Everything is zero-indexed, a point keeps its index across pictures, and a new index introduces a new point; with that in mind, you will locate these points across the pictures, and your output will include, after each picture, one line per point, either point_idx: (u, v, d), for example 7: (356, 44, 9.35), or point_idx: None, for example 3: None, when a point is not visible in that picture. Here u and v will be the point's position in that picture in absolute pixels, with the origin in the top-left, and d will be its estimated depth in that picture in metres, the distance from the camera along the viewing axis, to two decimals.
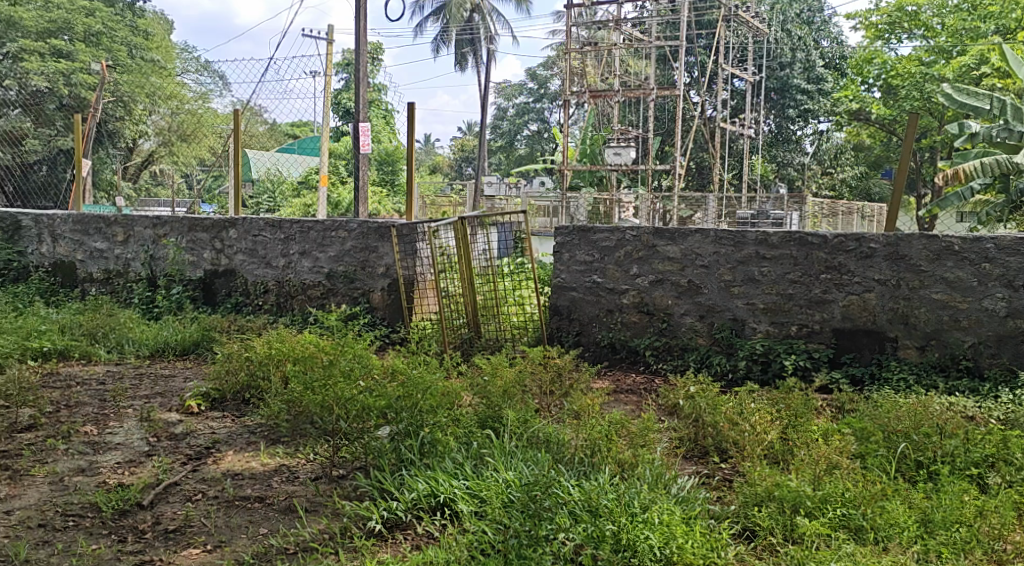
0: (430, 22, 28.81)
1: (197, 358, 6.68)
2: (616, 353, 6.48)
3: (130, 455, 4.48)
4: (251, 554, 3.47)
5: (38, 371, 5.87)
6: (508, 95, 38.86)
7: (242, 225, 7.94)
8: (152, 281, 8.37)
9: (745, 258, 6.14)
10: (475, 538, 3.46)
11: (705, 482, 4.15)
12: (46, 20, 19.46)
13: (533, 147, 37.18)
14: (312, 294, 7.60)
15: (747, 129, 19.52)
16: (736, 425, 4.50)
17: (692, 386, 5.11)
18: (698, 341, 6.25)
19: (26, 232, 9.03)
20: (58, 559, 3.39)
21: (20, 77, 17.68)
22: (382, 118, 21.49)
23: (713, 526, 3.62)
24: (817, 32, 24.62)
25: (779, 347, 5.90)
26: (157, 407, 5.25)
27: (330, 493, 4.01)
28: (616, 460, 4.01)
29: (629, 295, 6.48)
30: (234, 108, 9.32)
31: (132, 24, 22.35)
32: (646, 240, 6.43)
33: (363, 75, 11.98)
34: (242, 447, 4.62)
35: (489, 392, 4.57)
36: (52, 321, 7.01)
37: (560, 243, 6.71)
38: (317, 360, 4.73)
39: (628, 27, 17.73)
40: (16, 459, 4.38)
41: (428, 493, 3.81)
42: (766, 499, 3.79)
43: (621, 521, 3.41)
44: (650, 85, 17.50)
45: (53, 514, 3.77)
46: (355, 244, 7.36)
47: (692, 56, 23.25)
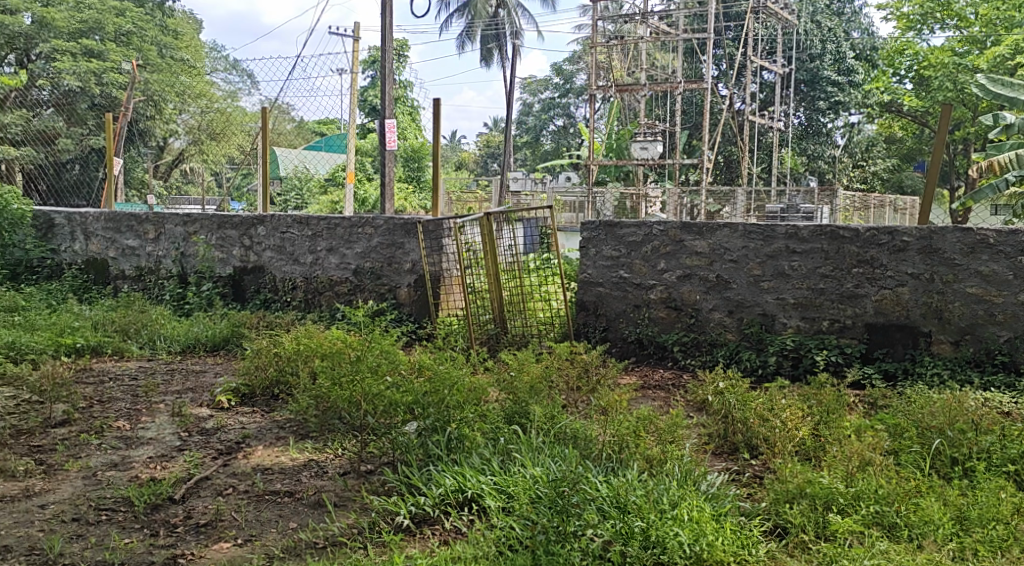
0: (455, 18, 28.85)
1: (227, 354, 6.74)
2: (644, 349, 6.43)
3: (162, 450, 4.53)
4: (281, 548, 3.49)
5: (71, 368, 5.95)
6: (533, 91, 38.94)
7: (271, 222, 7.99)
8: (183, 278, 8.45)
9: (774, 252, 6.07)
10: (503, 533, 3.46)
11: (735, 479, 4.10)
12: (77, 20, 19.71)
13: (559, 142, 37.16)
14: (340, 290, 7.63)
15: (776, 122, 19.30)
16: (767, 421, 4.44)
17: (720, 382, 5.06)
18: (727, 336, 6.19)
19: (60, 230, 9.21)
20: (91, 552, 3.43)
21: (52, 77, 17.95)
22: (408, 115, 21.57)
23: (743, 523, 3.58)
24: (848, 23, 24.32)
25: (810, 342, 5.84)
26: (189, 403, 5.31)
27: (358, 488, 4.02)
28: (644, 456, 3.97)
29: (657, 291, 6.43)
30: (261, 106, 9.38)
31: (161, 23, 22.64)
32: (673, 234, 6.38)
33: (390, 71, 12.02)
34: (272, 442, 4.65)
35: (516, 388, 4.56)
36: (85, 318, 7.10)
37: (586, 238, 6.69)
38: (345, 355, 4.75)
39: (654, 19, 17.60)
40: (51, 454, 4.44)
41: (456, 488, 3.81)
42: (798, 496, 3.73)
43: (650, 517, 3.38)
44: (678, 78, 17.28)
45: (87, 508, 3.81)
46: (382, 240, 7.38)
47: (720, 49, 23.07)
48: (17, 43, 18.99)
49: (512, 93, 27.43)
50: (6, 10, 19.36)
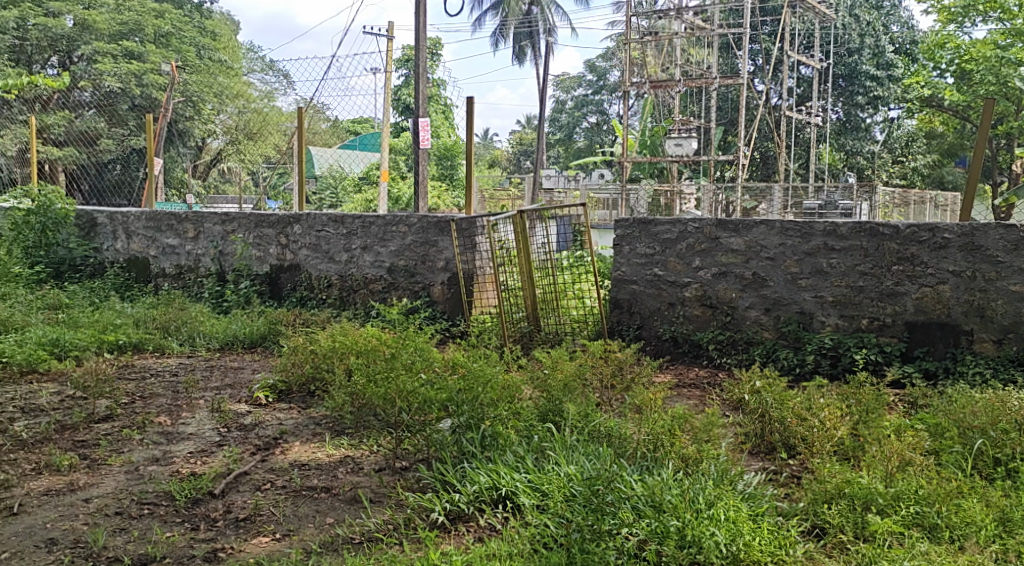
0: (489, 15, 28.89)
1: (265, 350, 6.83)
2: (679, 346, 6.40)
3: (203, 445, 4.60)
4: (319, 542, 3.54)
5: (113, 364, 6.07)
6: (566, 88, 38.98)
7: (307, 220, 8.07)
8: (221, 276, 8.57)
9: (812, 249, 6.00)
10: (538, 531, 3.47)
11: (772, 479, 4.06)
12: (117, 22, 20.14)
13: (592, 140, 36.99)
14: (374, 288, 7.69)
15: (814, 117, 19.04)
16: (805, 420, 4.39)
17: (757, 380, 5.00)
18: (763, 334, 6.14)
19: (102, 229, 9.40)
20: (134, 546, 3.50)
21: (94, 78, 18.35)
22: (441, 113, 21.64)
23: (780, 523, 3.55)
24: (887, 16, 24.02)
25: (849, 341, 5.78)
26: (227, 399, 5.38)
27: (393, 484, 4.05)
28: (680, 455, 3.95)
29: (691, 288, 6.39)
30: (297, 106, 9.48)
31: (200, 25, 23.03)
32: (709, 232, 6.34)
33: (423, 70, 12.06)
34: (308, 438, 4.69)
35: (549, 385, 4.55)
36: (127, 316, 7.24)
37: (621, 235, 6.67)
38: (379, 352, 4.80)
39: (689, 15, 17.47)
40: (94, 448, 4.53)
41: (490, 485, 3.83)
42: (836, 496, 3.69)
43: (686, 517, 3.36)
44: (713, 73, 16.98)
45: (129, 502, 3.88)
46: (415, 239, 7.42)
47: (756, 44, 22.85)
48: (60, 46, 19.35)
49: (545, 90, 27.38)
50: (49, 14, 19.85)
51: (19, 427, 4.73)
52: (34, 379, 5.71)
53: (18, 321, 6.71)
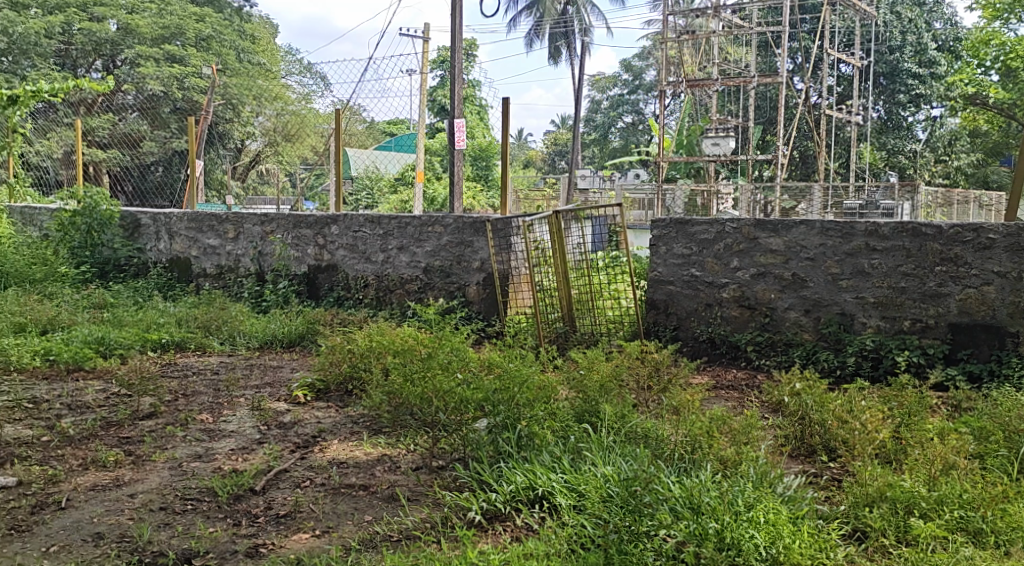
0: (524, 16, 28.94)
1: (303, 350, 6.92)
2: (717, 348, 6.36)
3: (244, 442, 4.68)
4: (357, 540, 3.57)
5: (157, 363, 6.18)
6: (602, 87, 38.87)
7: (344, 221, 8.14)
8: (260, 276, 8.69)
9: (853, 250, 5.92)
10: (575, 531, 3.47)
11: (812, 482, 4.02)
12: (160, 26, 20.51)
13: (628, 139, 36.84)
14: (410, 288, 7.75)
15: (854, 116, 18.73)
16: (846, 422, 4.33)
17: (797, 382, 4.94)
18: (803, 336, 6.07)
19: (145, 230, 9.55)
20: (178, 540, 3.56)
21: (137, 82, 18.73)
22: (476, 114, 21.70)
23: (821, 526, 3.51)
24: (930, 13, 23.71)
25: (891, 343, 5.70)
26: (267, 397, 5.46)
27: (430, 483, 4.09)
28: (718, 457, 3.93)
29: (729, 289, 6.34)
30: (334, 108, 9.58)
31: (240, 28, 23.38)
32: (747, 232, 6.29)
33: (459, 71, 12.07)
34: (346, 436, 4.75)
35: (586, 386, 4.55)
36: (170, 314, 7.38)
37: (657, 236, 6.64)
38: (416, 352, 4.86)
39: (727, 13, 17.32)
40: (139, 445, 4.61)
41: (527, 485, 3.83)
42: (878, 500, 3.65)
43: (724, 518, 3.33)
44: (752, 72, 16.73)
45: (173, 498, 3.96)
46: (451, 239, 7.46)
47: (795, 41, 22.61)
48: (104, 50, 19.77)
49: (580, 90, 27.32)
50: (94, 18, 20.28)
51: (66, 424, 4.83)
52: (81, 377, 5.84)
53: (65, 320, 6.87)
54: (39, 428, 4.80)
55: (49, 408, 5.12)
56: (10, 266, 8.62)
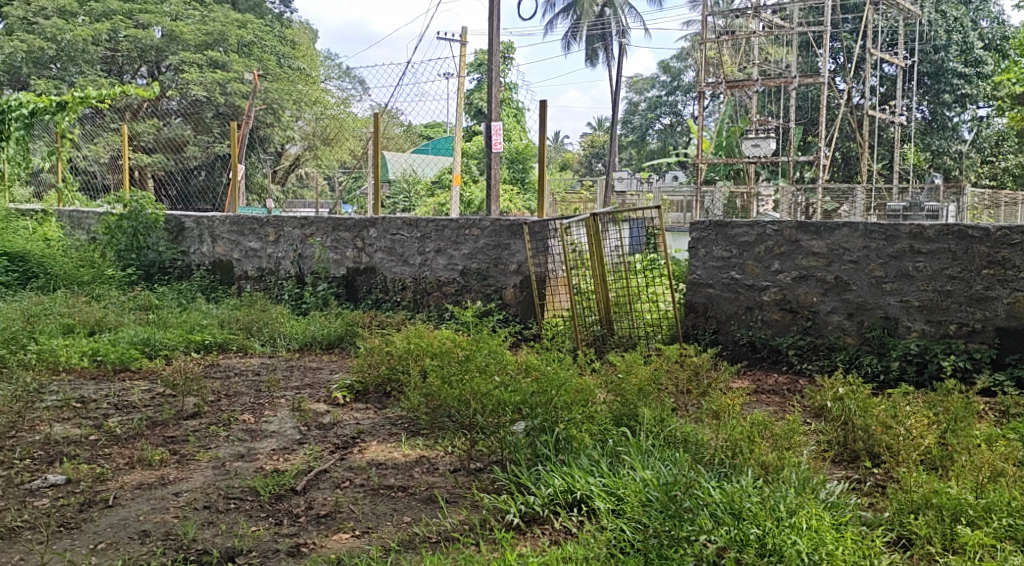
0: (561, 19, 28.94)
1: (342, 351, 6.98)
2: (757, 352, 6.29)
3: (285, 442, 4.74)
4: (397, 541, 3.59)
5: (201, 363, 6.29)
6: (640, 89, 38.72)
7: (382, 224, 8.21)
8: (300, 279, 8.79)
9: (898, 252, 5.82)
10: (614, 535, 3.44)
11: (855, 488, 3.97)
12: (203, 33, 20.88)
13: (666, 141, 36.69)
14: (447, 290, 7.78)
15: (898, 116, 18.43)
16: (890, 428, 4.26)
17: (840, 387, 4.88)
18: (846, 340, 5.98)
19: (189, 233, 9.70)
20: (222, 538, 3.62)
21: (181, 88, 19.10)
22: (514, 117, 21.72)
23: (865, 533, 3.46)
24: (976, 12, 23.29)
25: (936, 347, 5.60)
26: (307, 398, 5.53)
27: (468, 485, 4.10)
28: (759, 462, 3.89)
29: (770, 293, 6.28)
30: (373, 112, 9.67)
31: (280, 34, 23.73)
32: (789, 234, 6.22)
33: (496, 75, 12.07)
34: (385, 438, 4.79)
35: (624, 390, 4.53)
36: (212, 316, 7.50)
37: (696, 238, 6.60)
38: (453, 355, 4.89)
39: (767, 13, 17.12)
40: (184, 444, 4.70)
41: (565, 488, 3.82)
42: (923, 507, 3.59)
43: (766, 525, 3.30)
44: (793, 73, 16.48)
45: (217, 497, 4.02)
46: (488, 242, 7.48)
47: (837, 42, 22.37)
48: (149, 56, 20.20)
49: (618, 92, 27.22)
50: (140, 25, 20.70)
51: (113, 423, 4.93)
52: (128, 377, 5.96)
53: (112, 322, 7.03)
54: (87, 426, 4.91)
55: (97, 407, 5.24)
56: (59, 269, 8.89)
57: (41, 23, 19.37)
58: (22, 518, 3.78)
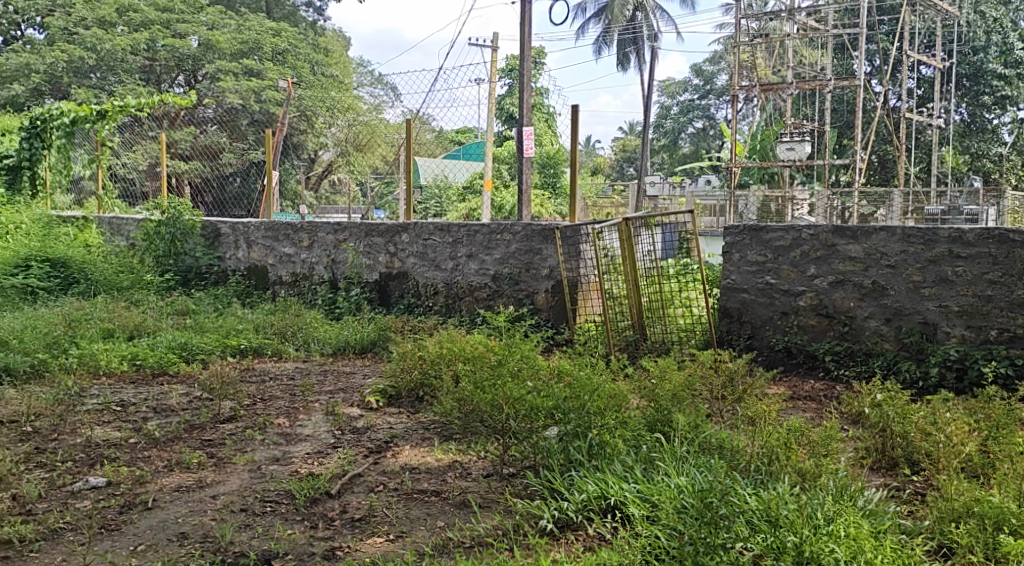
0: (593, 24, 28.90)
1: (375, 356, 7.03)
2: (793, 358, 6.22)
3: (319, 446, 4.78)
4: (431, 545, 3.61)
5: (237, 368, 6.36)
6: (672, 93, 38.50)
7: (414, 229, 8.25)
8: (334, 284, 8.86)
9: (936, 257, 5.74)
10: (649, 542, 3.42)
11: (894, 496, 3.91)
12: (238, 42, 21.16)
13: (699, 145, 36.55)
14: (479, 295, 7.81)
15: (937, 119, 18.13)
16: (929, 435, 4.20)
17: (878, 393, 4.81)
18: (884, 346, 5.90)
19: (225, 239, 9.81)
20: (258, 541, 3.66)
21: (217, 96, 19.37)
22: (545, 121, 21.75)
23: (904, 541, 3.42)
24: (1016, 12, 22.76)
25: (977, 353, 5.50)
26: (341, 402, 5.57)
27: (501, 490, 4.10)
28: (796, 470, 3.85)
29: (806, 298, 6.21)
30: (405, 117, 9.73)
31: (314, 42, 23.98)
32: (824, 238, 6.15)
33: (527, 79, 12.08)
34: (418, 442, 4.81)
35: (658, 395, 4.50)
36: (248, 321, 7.58)
37: (730, 243, 6.54)
38: (486, 359, 4.91)
39: (802, 15, 16.92)
40: (220, 447, 4.76)
41: (598, 494, 3.81)
42: (965, 515, 3.53)
43: (803, 532, 3.27)
44: (828, 75, 16.28)
45: (253, 499, 4.06)
46: (520, 247, 7.49)
47: (873, 44, 22.10)
48: (186, 65, 20.53)
49: (651, 96, 27.11)
50: (177, 35, 21.00)
51: (152, 426, 5.00)
52: (166, 381, 6.05)
53: (150, 327, 7.14)
54: (127, 429, 4.99)
55: (136, 411, 5.32)
56: (100, 275, 9.07)
57: (82, 33, 19.74)
58: (65, 519, 3.85)
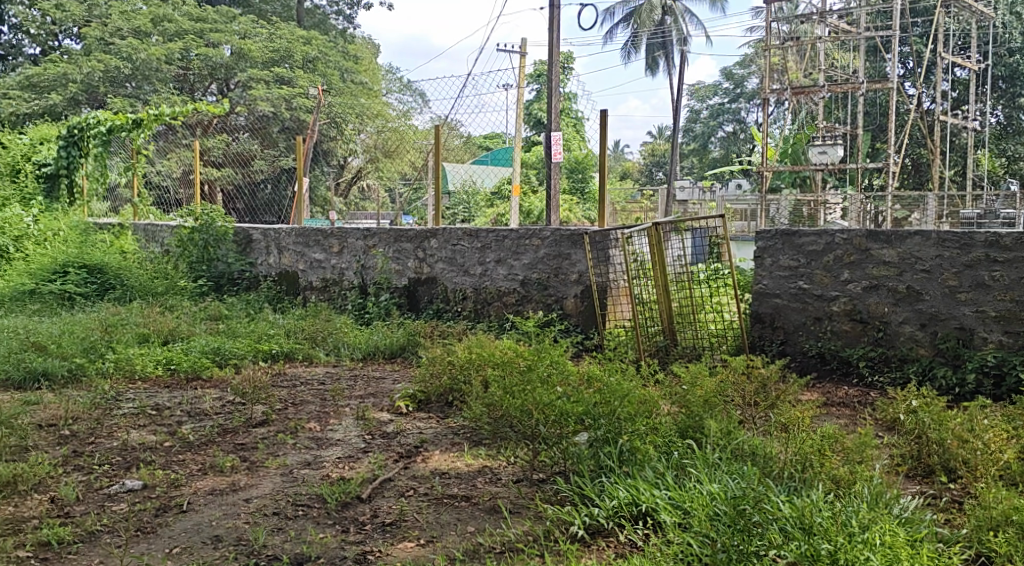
0: (621, 29, 28.85)
1: (405, 361, 7.06)
2: (826, 363, 6.16)
3: (350, 451, 4.81)
4: (462, 550, 3.62)
5: (268, 372, 6.43)
6: (701, 96, 38.32)
7: (443, 235, 8.28)
8: (363, 289, 8.92)
9: (973, 261, 5.65)
10: (681, 549, 3.38)
11: (930, 504, 3.85)
12: (270, 50, 21.40)
13: (729, 149, 36.36)
14: (508, 300, 7.81)
15: (973, 122, 17.83)
16: (967, 442, 4.13)
17: (913, 400, 4.75)
18: (919, 352, 5.82)
19: (257, 245, 9.91)
20: (291, 545, 3.69)
21: (249, 104, 19.61)
22: (573, 126, 21.76)
23: (941, 550, 3.36)
24: None
25: (1015, 359, 5.40)
26: (371, 407, 5.60)
27: (532, 496, 4.10)
28: (830, 477, 3.81)
29: (840, 303, 6.15)
30: (434, 124, 9.79)
31: (344, 49, 24.23)
32: (858, 243, 6.09)
33: (556, 84, 12.10)
34: (448, 447, 4.82)
35: (689, 401, 4.47)
36: (279, 326, 7.65)
37: (762, 247, 6.50)
38: (516, 365, 4.92)
39: (833, 18, 16.77)
40: (253, 451, 4.80)
41: (629, 501, 3.79)
42: (1004, 524, 3.47)
43: (838, 540, 3.23)
44: (861, 78, 16.09)
45: (286, 503, 4.10)
46: (549, 252, 7.49)
47: (907, 46, 21.87)
48: (219, 73, 20.79)
49: (680, 101, 27.03)
50: (210, 44, 21.28)
51: (186, 430, 5.07)
52: (200, 385, 6.13)
53: (185, 331, 7.23)
54: (162, 433, 5.06)
55: (171, 415, 5.39)
56: (135, 280, 9.23)
57: (117, 43, 20.08)
58: (102, 521, 3.91)
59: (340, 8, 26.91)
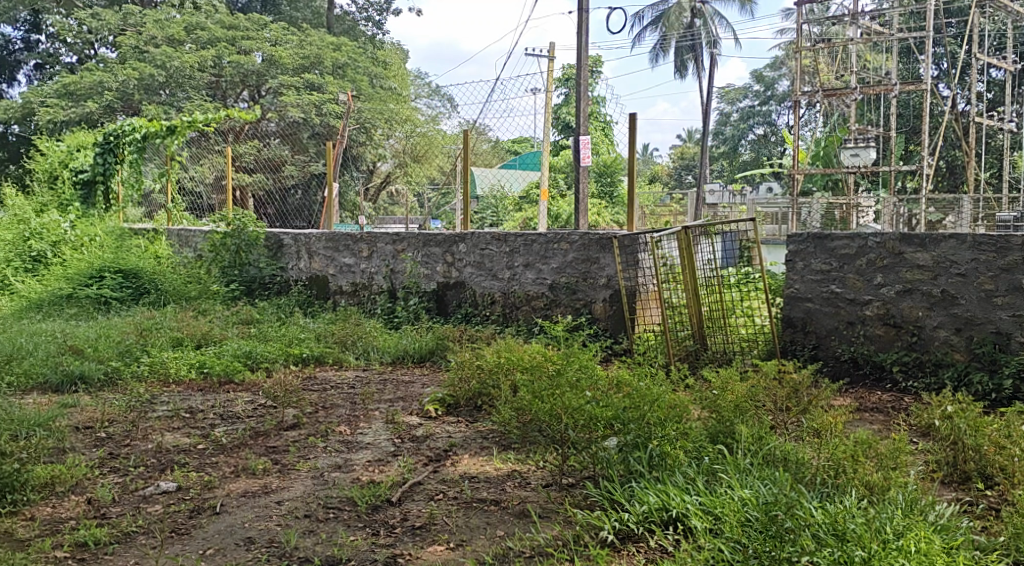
0: (650, 32, 28.73)
1: (433, 365, 7.08)
2: (859, 368, 6.09)
3: (380, 454, 4.83)
4: (491, 554, 3.62)
5: (299, 376, 6.48)
6: (731, 99, 38.00)
7: (472, 239, 8.31)
8: (393, 293, 8.96)
9: (1010, 264, 5.55)
10: (712, 554, 3.35)
11: (966, 511, 3.80)
12: (301, 57, 21.59)
13: (759, 152, 36.10)
14: (536, 304, 7.82)
15: (1009, 123, 17.53)
16: (1004, 449, 4.07)
17: (949, 405, 4.68)
18: (954, 356, 5.73)
19: (287, 250, 9.99)
20: (322, 547, 3.72)
21: (280, 110, 19.78)
22: (602, 130, 21.71)
23: (978, 558, 3.31)
24: None
25: None
26: (400, 411, 5.63)
27: (561, 500, 4.09)
28: (863, 482, 3.76)
29: (873, 307, 6.08)
30: (462, 128, 9.81)
31: (372, 55, 24.35)
32: (891, 246, 6.02)
33: (585, 88, 12.08)
34: (477, 451, 4.84)
35: (720, 406, 4.45)
36: (310, 331, 7.72)
37: (794, 251, 6.45)
38: (545, 369, 4.92)
39: (865, 19, 16.57)
40: (284, 454, 4.85)
41: (660, 506, 3.77)
42: None
43: (872, 547, 3.20)
44: (894, 79, 15.86)
45: (317, 505, 4.13)
46: (577, 256, 7.49)
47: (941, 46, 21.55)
48: (250, 80, 20.99)
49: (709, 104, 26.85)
50: (241, 51, 21.50)
51: (219, 433, 5.13)
52: (232, 388, 6.19)
53: (217, 335, 7.32)
54: (195, 435, 5.12)
55: (204, 418, 5.46)
56: (168, 285, 9.35)
57: (152, 51, 20.35)
58: (137, 523, 3.97)
59: (369, 14, 27.09)
